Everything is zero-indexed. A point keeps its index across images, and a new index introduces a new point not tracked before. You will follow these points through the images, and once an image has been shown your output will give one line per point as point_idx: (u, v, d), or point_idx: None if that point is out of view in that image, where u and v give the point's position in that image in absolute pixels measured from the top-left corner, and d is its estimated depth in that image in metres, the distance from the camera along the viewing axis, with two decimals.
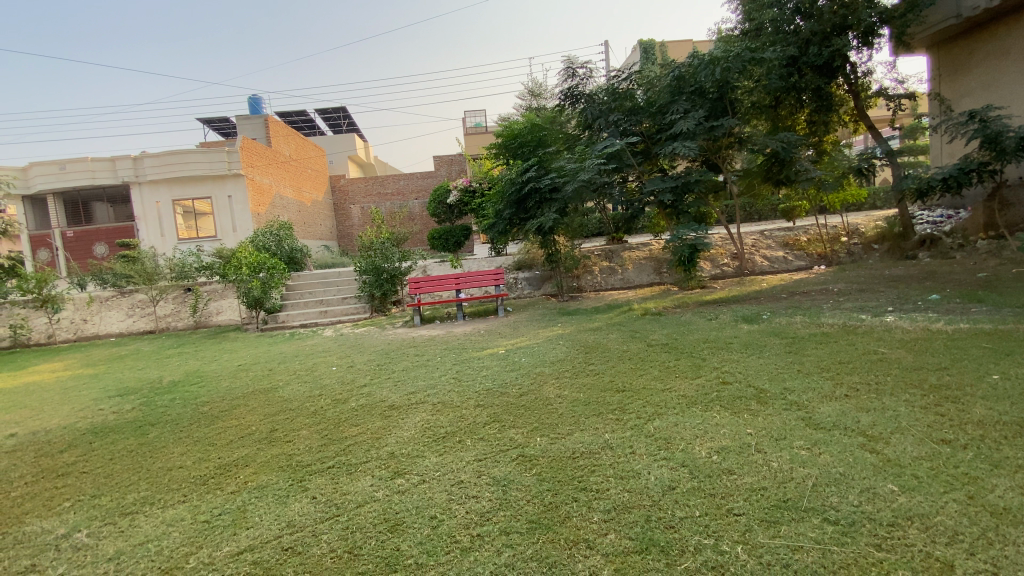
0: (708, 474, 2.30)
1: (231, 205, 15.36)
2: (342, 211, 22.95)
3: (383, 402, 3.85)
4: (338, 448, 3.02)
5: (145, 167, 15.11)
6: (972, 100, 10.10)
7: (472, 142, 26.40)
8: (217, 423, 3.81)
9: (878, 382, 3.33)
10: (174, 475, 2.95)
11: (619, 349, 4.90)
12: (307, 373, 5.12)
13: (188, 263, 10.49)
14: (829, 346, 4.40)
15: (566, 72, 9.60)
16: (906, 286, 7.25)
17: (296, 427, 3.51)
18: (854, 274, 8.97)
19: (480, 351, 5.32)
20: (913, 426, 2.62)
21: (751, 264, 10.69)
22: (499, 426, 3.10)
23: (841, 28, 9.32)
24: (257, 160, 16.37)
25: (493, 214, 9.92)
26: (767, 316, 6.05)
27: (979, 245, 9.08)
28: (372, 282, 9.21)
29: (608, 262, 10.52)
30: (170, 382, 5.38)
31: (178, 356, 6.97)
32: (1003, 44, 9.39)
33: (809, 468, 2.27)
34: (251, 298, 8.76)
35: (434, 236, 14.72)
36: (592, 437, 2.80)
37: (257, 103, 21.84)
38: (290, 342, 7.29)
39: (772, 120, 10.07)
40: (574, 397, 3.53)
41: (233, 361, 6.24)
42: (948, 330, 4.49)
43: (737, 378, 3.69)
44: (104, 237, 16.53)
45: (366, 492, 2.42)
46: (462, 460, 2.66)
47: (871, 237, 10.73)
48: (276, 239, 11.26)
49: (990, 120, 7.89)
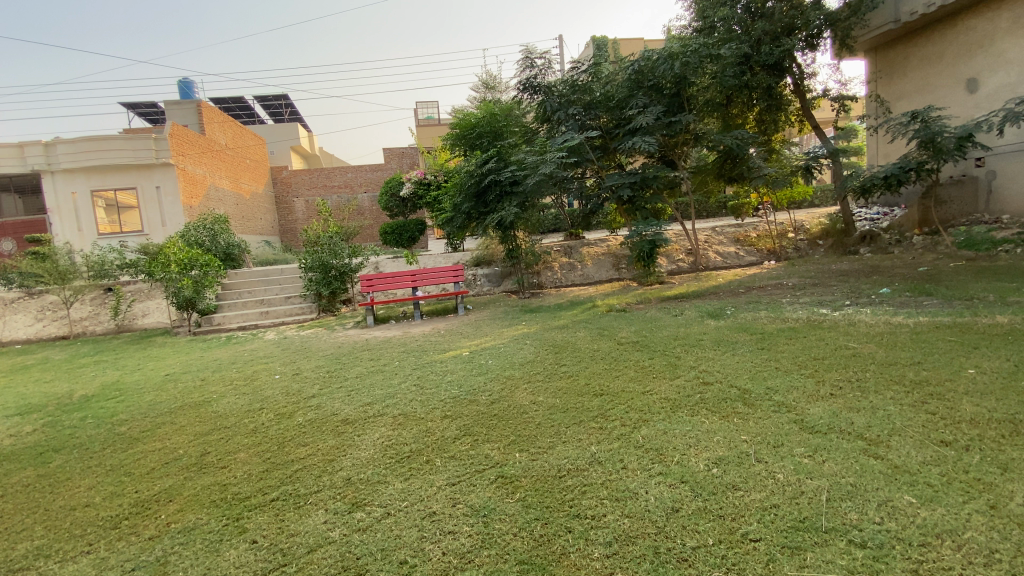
0: (711, 490, 2.07)
1: (159, 197, 14.06)
2: (285, 204, 21.69)
3: (336, 416, 3.42)
4: (283, 476, 2.59)
5: (59, 155, 13.59)
6: (907, 103, 10.66)
7: (424, 134, 25.70)
8: (136, 448, 3.24)
9: (859, 379, 3.25)
10: (79, 516, 2.43)
11: (590, 348, 4.65)
12: (247, 383, 4.57)
13: (110, 260, 9.44)
14: (801, 341, 4.34)
15: (524, 62, 9.33)
16: (856, 280, 7.48)
17: (233, 449, 3.04)
18: (804, 268, 9.22)
19: (442, 354, 4.95)
20: (907, 427, 2.52)
21: (705, 259, 10.81)
22: (471, 441, 2.76)
23: (790, 29, 9.58)
24: (189, 149, 15.09)
25: (450, 208, 9.49)
26: (732, 312, 6.00)
27: (915, 241, 9.59)
28: (319, 279, 8.59)
29: (568, 258, 10.36)
30: (82, 397, 4.67)
31: (94, 366, 6.14)
32: (936, 50, 9.96)
33: (817, 479, 2.09)
34: (181, 299, 7.97)
35: (385, 231, 14.07)
36: (577, 451, 2.52)
37: (189, 88, 20.22)
38: (227, 347, 6.62)
39: (725, 118, 10.18)
40: (550, 404, 3.24)
41: (159, 370, 5.54)
42: (909, 324, 4.54)
43: (717, 378, 3.51)
44: (12, 232, 14.82)
45: (319, 532, 2.04)
46: (432, 485, 2.31)
47: (816, 233, 11.13)
48: (211, 234, 10.34)
49: (929, 121, 8.25)
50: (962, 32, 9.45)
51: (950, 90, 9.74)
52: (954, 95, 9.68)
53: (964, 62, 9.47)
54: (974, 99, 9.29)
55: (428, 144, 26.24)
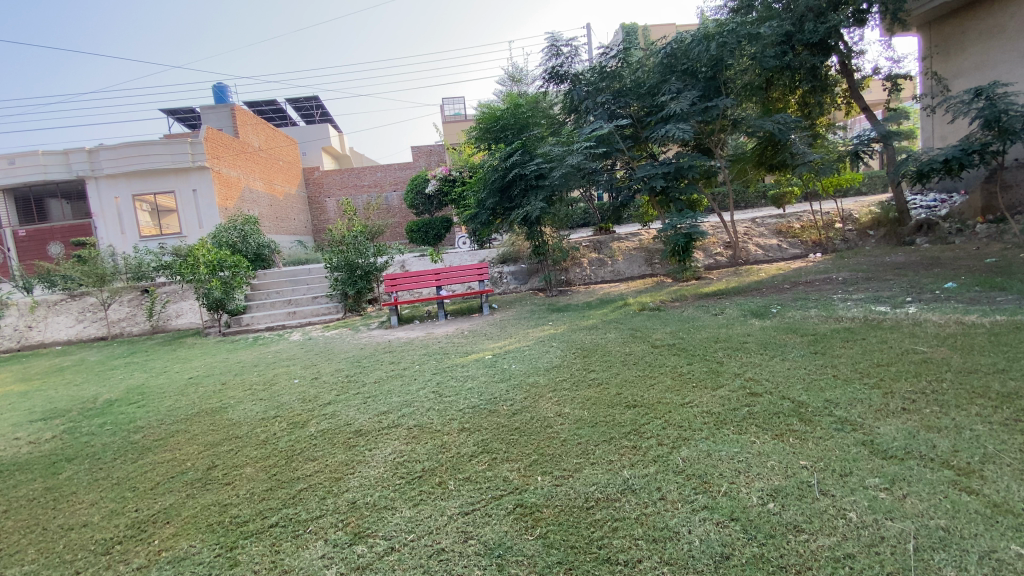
0: (769, 533, 1.75)
1: (196, 199, 14.34)
2: (317, 204, 22.00)
3: (349, 427, 3.21)
4: (285, 497, 2.38)
5: (102, 161, 14.03)
6: (966, 81, 9.77)
7: (450, 131, 25.62)
8: (145, 459, 3.12)
9: (935, 392, 2.82)
10: (73, 538, 2.30)
11: (621, 352, 4.31)
12: (265, 388, 4.44)
13: (146, 262, 9.63)
14: (859, 344, 3.88)
15: (550, 50, 9.01)
16: (915, 274, 6.86)
17: (239, 463, 2.87)
18: (855, 261, 8.58)
19: (464, 357, 4.71)
20: (1004, 452, 2.11)
21: (745, 253, 10.23)
22: (488, 461, 2.49)
23: (835, 4, 8.91)
24: (223, 152, 15.32)
25: (475, 204, 9.22)
26: (777, 310, 5.53)
27: (978, 229, 8.81)
28: (345, 279, 8.51)
29: (597, 253, 9.99)
30: (106, 401, 4.64)
31: (124, 368, 6.18)
32: (997, 22, 9.09)
33: (900, 521, 1.74)
34: (212, 300, 8.00)
35: (412, 228, 13.93)
36: (607, 476, 2.22)
37: (223, 92, 20.61)
38: (252, 349, 6.57)
39: (766, 101, 9.56)
40: (578, 416, 2.95)
41: (184, 373, 5.50)
42: (984, 324, 4.01)
43: (767, 388, 3.13)
44: (60, 236, 15.54)
45: (314, 570, 1.82)
46: (444, 513, 2.06)
47: (866, 223, 10.39)
48: (241, 235, 10.41)
49: (996, 98, 7.48)
50: None
51: (1014, 65, 8.86)
52: (1019, 71, 8.79)
53: None
54: None
55: (455, 141, 26.19)
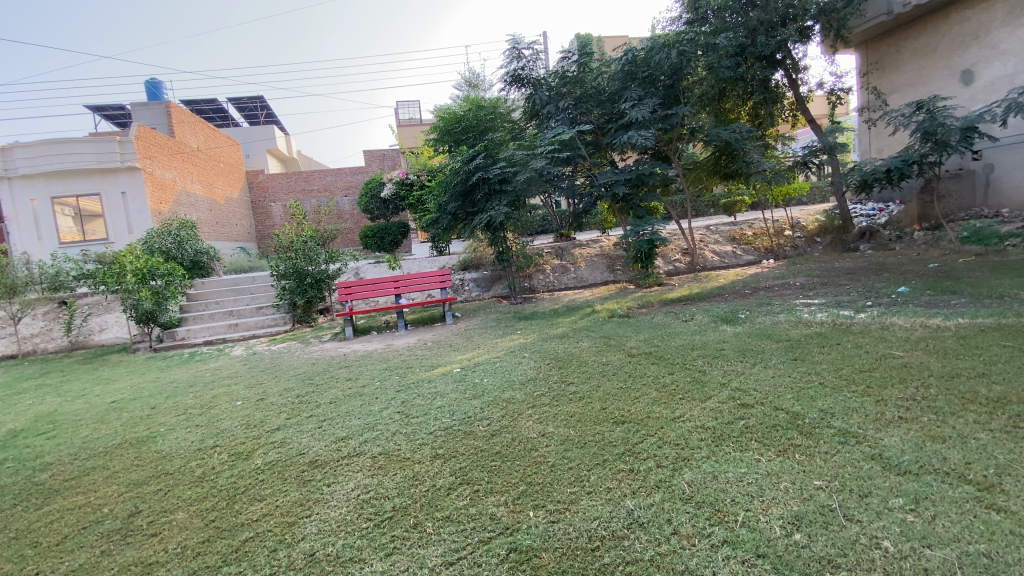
0: (803, 571, 1.54)
1: (126, 203, 13.17)
2: (261, 209, 20.85)
3: (301, 457, 2.81)
4: (225, 550, 1.98)
5: (16, 160, 12.66)
6: (900, 96, 10.40)
7: (405, 134, 25.22)
8: (50, 505, 2.59)
9: (926, 399, 2.74)
10: None
11: (598, 362, 4.08)
12: (203, 412, 3.92)
13: (66, 270, 8.66)
14: (836, 350, 3.83)
15: (511, 53, 8.72)
16: (867, 278, 7.07)
17: (170, 507, 2.41)
18: (807, 266, 8.84)
19: (429, 372, 4.35)
20: (1016, 463, 2.01)
21: (702, 259, 10.37)
22: (470, 494, 2.18)
23: (785, 19, 9.19)
24: (156, 152, 14.14)
25: (434, 209, 8.83)
26: (746, 315, 5.51)
27: (916, 236, 9.32)
28: (293, 287, 7.90)
29: (559, 260, 9.86)
30: (7, 432, 3.97)
31: (34, 391, 5.40)
32: (929, 41, 9.72)
33: (939, 549, 1.57)
34: (141, 312, 7.22)
35: (367, 234, 13.26)
36: (608, 508, 1.96)
37: (156, 88, 19.20)
38: (187, 367, 5.91)
39: (721, 110, 9.73)
40: (564, 436, 2.69)
41: (106, 397, 4.82)
42: (950, 327, 4.07)
43: (757, 399, 2.98)
44: None
45: None
46: (423, 567, 1.74)
47: (813, 230, 10.76)
48: (176, 241, 9.57)
49: (935, 111, 7.89)
50: (956, 23, 9.25)
51: (944, 82, 9.50)
52: (949, 88, 9.44)
53: (959, 53, 9.24)
54: (970, 91, 9.06)
55: (410, 145, 25.75)
